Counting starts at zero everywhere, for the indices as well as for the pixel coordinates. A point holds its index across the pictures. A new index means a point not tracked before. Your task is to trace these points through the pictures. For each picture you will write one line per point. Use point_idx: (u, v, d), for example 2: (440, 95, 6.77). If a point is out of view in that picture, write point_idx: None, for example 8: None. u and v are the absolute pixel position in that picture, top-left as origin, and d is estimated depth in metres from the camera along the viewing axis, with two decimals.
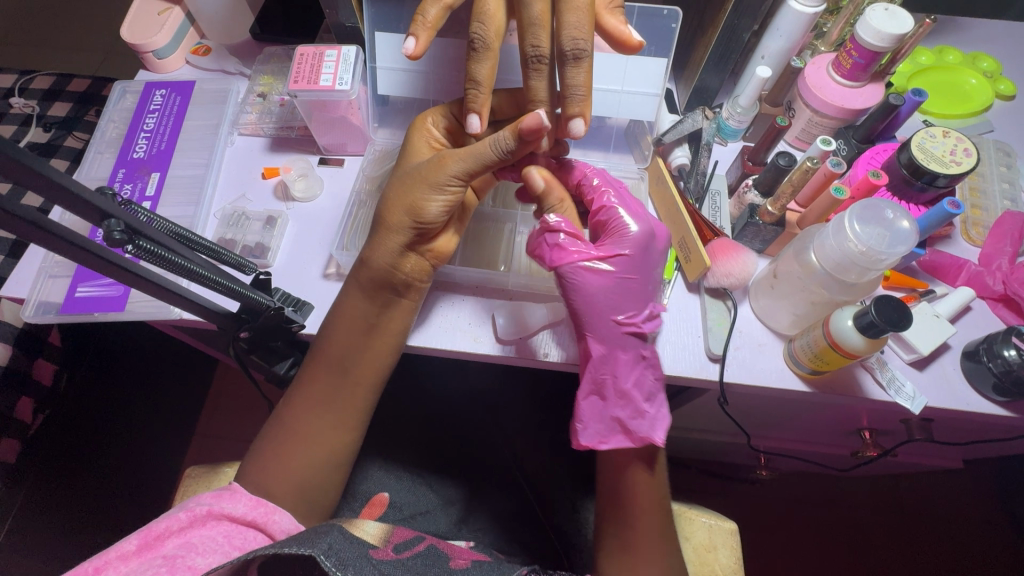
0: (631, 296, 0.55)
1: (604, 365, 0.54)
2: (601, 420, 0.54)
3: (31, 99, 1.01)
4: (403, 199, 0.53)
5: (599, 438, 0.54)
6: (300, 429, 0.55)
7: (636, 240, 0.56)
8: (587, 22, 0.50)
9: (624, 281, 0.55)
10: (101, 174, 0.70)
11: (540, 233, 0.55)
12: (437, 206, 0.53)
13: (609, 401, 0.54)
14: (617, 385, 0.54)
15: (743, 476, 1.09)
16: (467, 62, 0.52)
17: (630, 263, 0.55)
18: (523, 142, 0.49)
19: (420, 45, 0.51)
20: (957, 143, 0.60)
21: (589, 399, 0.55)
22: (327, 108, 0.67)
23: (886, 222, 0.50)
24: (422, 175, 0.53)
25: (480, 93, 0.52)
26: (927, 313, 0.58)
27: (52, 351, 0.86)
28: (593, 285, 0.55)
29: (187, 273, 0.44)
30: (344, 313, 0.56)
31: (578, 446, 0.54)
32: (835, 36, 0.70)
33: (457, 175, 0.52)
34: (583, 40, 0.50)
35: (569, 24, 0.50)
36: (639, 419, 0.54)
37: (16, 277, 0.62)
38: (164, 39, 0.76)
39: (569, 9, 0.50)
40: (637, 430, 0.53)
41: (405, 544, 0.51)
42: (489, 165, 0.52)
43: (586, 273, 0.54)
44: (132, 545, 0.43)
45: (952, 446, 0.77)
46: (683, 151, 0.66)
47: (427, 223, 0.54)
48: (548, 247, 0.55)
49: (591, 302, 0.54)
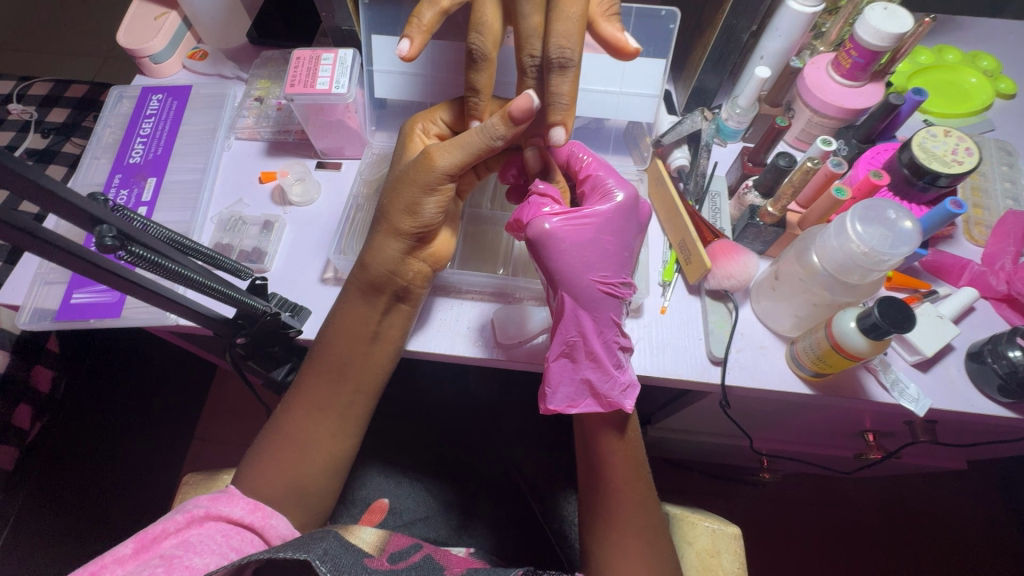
0: (608, 257, 0.52)
1: (575, 326, 0.53)
2: (570, 382, 0.54)
3: (29, 105, 1.01)
4: (396, 202, 0.53)
5: (568, 402, 0.54)
6: (296, 435, 0.54)
7: (614, 206, 0.53)
8: (577, 31, 0.49)
9: (604, 242, 0.52)
10: (97, 179, 0.69)
11: (530, 196, 0.53)
12: (430, 206, 0.52)
13: (580, 364, 0.54)
14: (587, 347, 0.53)
15: (746, 479, 1.07)
16: (466, 71, 0.52)
17: (607, 224, 0.52)
18: (515, 128, 0.48)
19: (415, 47, 0.50)
20: (958, 143, 0.59)
21: (559, 362, 0.54)
22: (324, 112, 0.66)
23: (889, 222, 0.50)
24: (412, 177, 0.52)
25: (480, 102, 0.53)
26: (931, 315, 0.57)
27: (52, 358, 0.86)
28: (564, 245, 0.51)
29: (181, 280, 0.43)
30: (344, 320, 0.55)
31: (546, 409, 0.53)
32: (833, 36, 0.70)
33: (445, 170, 0.51)
34: (568, 50, 0.48)
35: (557, 32, 0.48)
36: (609, 383, 0.53)
37: (12, 284, 0.61)
38: (161, 44, 0.76)
39: (558, 18, 0.48)
40: (606, 394, 0.53)
41: (401, 554, 0.50)
42: (478, 154, 0.50)
43: (559, 233, 0.51)
44: (128, 549, 0.42)
45: (956, 448, 0.76)
46: (682, 153, 0.65)
47: (424, 226, 0.53)
48: (528, 208, 0.52)
49: (560, 265, 0.51)
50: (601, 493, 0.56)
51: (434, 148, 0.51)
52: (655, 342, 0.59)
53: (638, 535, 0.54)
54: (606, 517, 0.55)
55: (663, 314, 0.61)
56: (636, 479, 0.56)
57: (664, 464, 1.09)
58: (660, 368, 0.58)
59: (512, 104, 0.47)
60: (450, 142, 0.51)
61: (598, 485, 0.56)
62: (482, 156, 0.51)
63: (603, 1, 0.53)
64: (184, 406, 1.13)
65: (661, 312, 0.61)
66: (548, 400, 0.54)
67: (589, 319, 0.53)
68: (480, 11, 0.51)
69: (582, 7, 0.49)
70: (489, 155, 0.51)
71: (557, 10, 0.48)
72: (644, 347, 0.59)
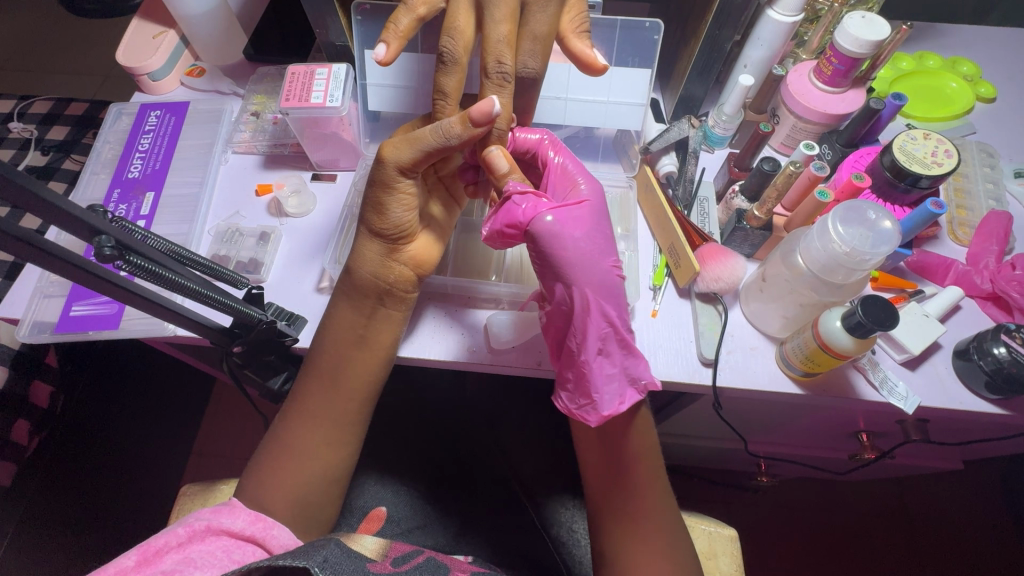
0: (610, 240, 0.54)
1: (604, 317, 0.52)
2: (611, 380, 0.54)
3: (29, 123, 1.02)
4: (365, 204, 0.56)
5: (618, 399, 0.53)
6: (295, 442, 0.55)
7: (586, 186, 0.55)
8: (543, 51, 0.54)
9: (601, 229, 0.53)
10: (96, 194, 0.70)
11: (506, 198, 0.52)
12: (397, 207, 0.54)
13: (614, 357, 0.54)
14: (619, 336, 0.53)
15: (744, 485, 1.07)
16: (435, 74, 0.53)
17: (596, 209, 0.54)
18: (473, 130, 0.49)
19: (391, 51, 0.52)
20: (937, 145, 0.60)
21: (597, 362, 0.53)
22: (319, 124, 0.68)
23: (870, 222, 0.51)
24: (373, 179, 0.54)
25: (447, 105, 0.54)
26: (917, 314, 0.59)
27: (49, 373, 0.84)
28: (574, 234, 0.51)
29: (181, 290, 0.44)
30: (336, 327, 0.56)
31: (600, 416, 0.53)
32: (814, 44, 0.71)
33: (402, 169, 0.52)
34: (532, 70, 0.54)
35: (524, 50, 0.53)
36: (642, 365, 0.54)
37: (12, 298, 0.62)
38: (158, 62, 0.77)
39: (525, 37, 0.53)
40: (647, 378, 0.54)
41: (404, 557, 0.51)
42: (432, 153, 0.51)
43: (562, 225, 0.51)
44: (132, 561, 0.42)
45: (950, 447, 0.77)
46: (670, 159, 0.68)
47: (392, 225, 0.55)
48: (518, 208, 0.51)
49: (576, 256, 0.51)
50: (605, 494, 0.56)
51: (391, 147, 0.52)
52: (647, 344, 0.60)
53: (655, 528, 0.53)
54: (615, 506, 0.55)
55: (655, 317, 0.62)
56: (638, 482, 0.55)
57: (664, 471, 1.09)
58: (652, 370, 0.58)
59: (471, 108, 0.49)
60: (403, 138, 0.52)
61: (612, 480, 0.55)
62: (437, 155, 0.52)
63: (574, 19, 0.55)
64: (183, 419, 1.14)
65: (652, 316, 0.62)
66: (598, 407, 0.53)
67: (612, 307, 0.53)
68: (453, 16, 0.52)
69: (549, 27, 0.53)
70: (444, 155, 0.52)
71: (527, 28, 0.53)
72: None
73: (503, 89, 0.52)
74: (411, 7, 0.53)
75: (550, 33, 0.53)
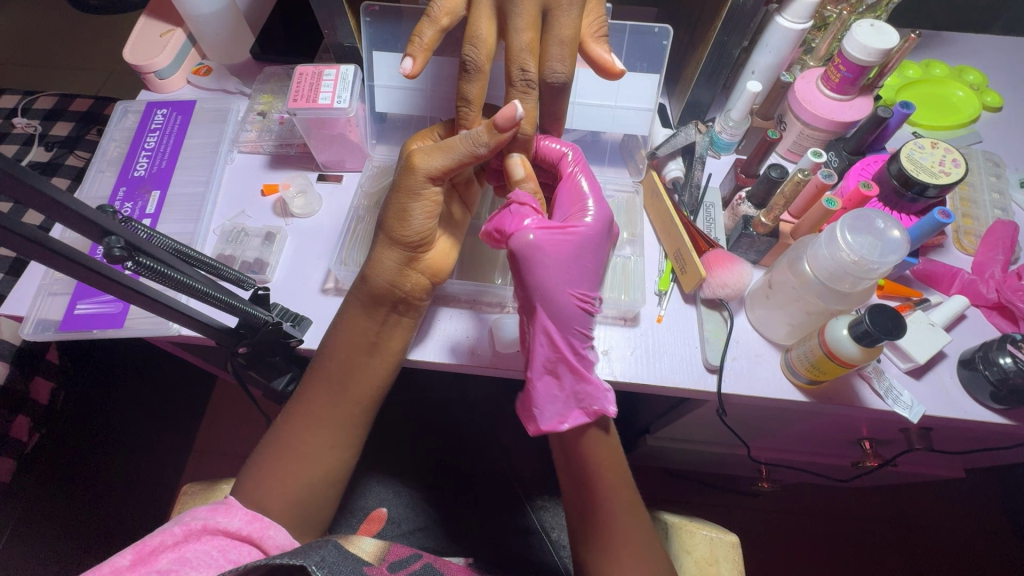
0: (588, 274, 0.54)
1: (554, 341, 0.53)
2: (556, 398, 0.54)
3: (33, 119, 1.02)
4: (387, 211, 0.55)
5: (558, 418, 0.54)
6: (299, 447, 0.55)
7: (594, 214, 0.55)
8: (570, 53, 0.53)
9: (584, 262, 0.54)
10: (101, 192, 0.70)
11: (507, 205, 0.54)
12: (419, 213, 0.54)
13: (564, 380, 0.54)
14: (568, 362, 0.53)
15: (745, 490, 1.09)
16: (458, 82, 0.53)
17: (589, 239, 0.54)
18: (499, 137, 0.50)
19: (417, 65, 0.52)
20: (945, 154, 0.60)
21: (543, 380, 0.54)
22: (326, 125, 0.68)
23: (877, 231, 0.51)
24: (397, 185, 0.54)
25: (471, 113, 0.54)
26: (923, 322, 0.59)
27: (51, 368, 0.85)
28: (547, 259, 0.52)
29: (188, 291, 0.44)
30: (345, 330, 0.56)
31: (536, 430, 0.53)
32: (822, 51, 0.72)
33: (430, 175, 0.52)
34: (562, 75, 0.53)
35: (552, 55, 0.52)
36: (596, 391, 0.54)
37: (16, 296, 0.62)
38: (166, 60, 0.77)
39: (552, 42, 0.52)
40: (596, 404, 0.54)
41: (401, 563, 0.50)
42: (461, 161, 0.52)
43: (540, 245, 0.51)
44: (127, 560, 0.42)
45: (953, 456, 0.77)
46: (676, 164, 0.67)
47: (415, 234, 0.54)
48: (510, 218, 0.53)
49: (541, 278, 0.52)
50: (605, 515, 0.54)
51: (420, 155, 0.52)
52: (651, 351, 0.60)
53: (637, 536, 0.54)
54: (599, 516, 0.55)
55: (660, 322, 0.62)
56: (618, 480, 0.56)
57: (665, 475, 1.10)
58: (657, 376, 0.58)
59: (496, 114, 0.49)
60: (432, 145, 0.53)
61: (597, 502, 0.55)
62: (466, 164, 0.52)
63: (592, 24, 0.55)
64: (185, 417, 1.14)
65: (658, 321, 0.62)
66: (537, 418, 0.54)
67: (566, 334, 0.53)
68: (475, 25, 0.52)
69: (574, 30, 0.52)
70: (473, 162, 0.52)
71: (552, 34, 0.52)
72: (639, 356, 0.60)
73: (527, 96, 0.53)
74: (434, 19, 0.53)
75: (576, 38, 0.52)
